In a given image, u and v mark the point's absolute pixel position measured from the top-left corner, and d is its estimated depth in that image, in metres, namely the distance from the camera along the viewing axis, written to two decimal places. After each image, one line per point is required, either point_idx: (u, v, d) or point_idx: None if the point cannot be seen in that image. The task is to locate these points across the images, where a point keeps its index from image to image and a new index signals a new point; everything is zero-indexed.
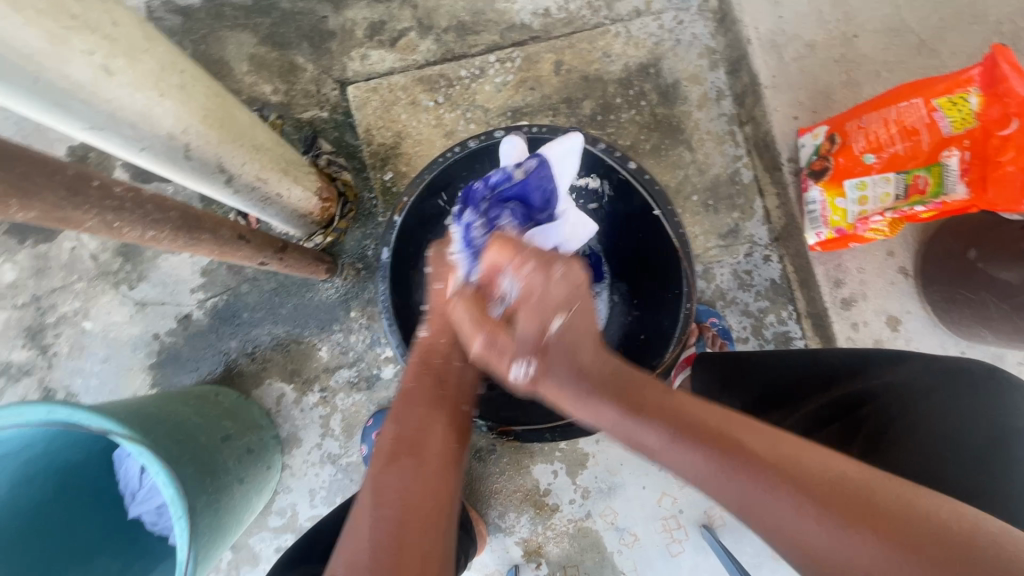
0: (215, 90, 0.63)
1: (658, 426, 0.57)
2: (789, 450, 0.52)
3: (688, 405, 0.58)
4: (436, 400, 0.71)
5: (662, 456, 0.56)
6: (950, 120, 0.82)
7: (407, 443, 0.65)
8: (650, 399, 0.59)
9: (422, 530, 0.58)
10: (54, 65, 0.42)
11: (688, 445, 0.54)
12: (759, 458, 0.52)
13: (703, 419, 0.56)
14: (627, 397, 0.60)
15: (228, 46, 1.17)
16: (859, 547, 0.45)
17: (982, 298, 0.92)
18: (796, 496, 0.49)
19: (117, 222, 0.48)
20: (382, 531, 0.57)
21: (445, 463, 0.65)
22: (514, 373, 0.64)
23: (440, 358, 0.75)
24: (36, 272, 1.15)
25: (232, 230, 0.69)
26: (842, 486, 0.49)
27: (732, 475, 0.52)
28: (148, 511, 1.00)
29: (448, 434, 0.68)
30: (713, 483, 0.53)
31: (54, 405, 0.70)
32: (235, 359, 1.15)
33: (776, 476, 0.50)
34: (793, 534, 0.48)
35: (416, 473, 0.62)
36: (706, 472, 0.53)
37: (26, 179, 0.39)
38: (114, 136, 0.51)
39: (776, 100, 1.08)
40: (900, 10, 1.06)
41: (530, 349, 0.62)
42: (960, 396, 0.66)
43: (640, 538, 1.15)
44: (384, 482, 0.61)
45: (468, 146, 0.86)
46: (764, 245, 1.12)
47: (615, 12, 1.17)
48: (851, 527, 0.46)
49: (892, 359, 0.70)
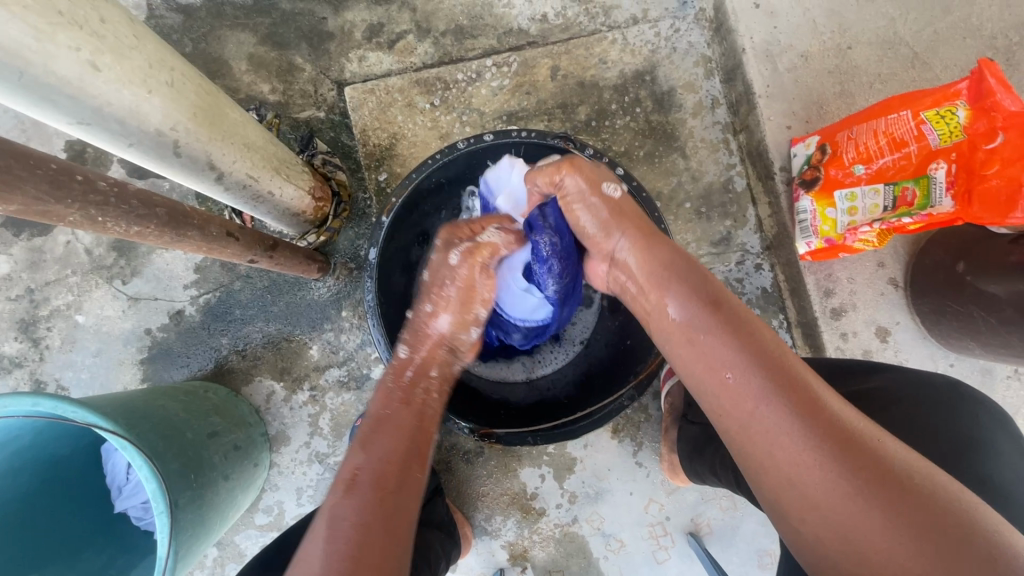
0: (206, 87, 0.64)
1: (709, 314, 0.60)
2: (822, 385, 0.56)
3: (747, 311, 0.61)
4: (402, 430, 0.70)
5: (703, 333, 0.60)
6: (938, 133, 0.82)
7: (369, 472, 0.64)
8: (717, 289, 0.62)
9: (376, 564, 0.57)
10: (41, 60, 0.43)
11: (732, 337, 0.58)
12: (794, 375, 0.55)
13: (760, 328, 0.59)
14: (693, 279, 0.64)
15: (227, 45, 1.18)
16: (836, 469, 0.50)
17: (969, 311, 0.92)
18: (812, 420, 0.52)
19: (102, 217, 0.49)
20: (335, 565, 0.55)
21: (405, 495, 0.64)
22: (607, 188, 0.77)
23: (411, 390, 0.75)
24: (31, 265, 1.16)
25: (222, 227, 0.70)
26: (853, 425, 0.52)
27: (761, 376, 0.55)
28: (135, 505, 1.00)
29: (413, 465, 0.67)
30: (735, 372, 0.56)
31: (40, 397, 0.70)
32: (226, 356, 1.15)
33: (801, 395, 0.54)
34: (779, 442, 0.52)
35: (375, 505, 0.61)
36: (735, 361, 0.57)
37: (7, 172, 0.39)
38: (101, 131, 0.52)
39: (770, 109, 1.08)
40: (894, 22, 1.06)
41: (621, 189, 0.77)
42: (938, 402, 0.68)
43: (626, 544, 1.15)
44: (340, 514, 0.60)
45: (458, 149, 0.88)
46: (755, 253, 1.13)
47: (612, 19, 1.18)
48: (851, 464, 0.50)
49: (865, 370, 0.75)
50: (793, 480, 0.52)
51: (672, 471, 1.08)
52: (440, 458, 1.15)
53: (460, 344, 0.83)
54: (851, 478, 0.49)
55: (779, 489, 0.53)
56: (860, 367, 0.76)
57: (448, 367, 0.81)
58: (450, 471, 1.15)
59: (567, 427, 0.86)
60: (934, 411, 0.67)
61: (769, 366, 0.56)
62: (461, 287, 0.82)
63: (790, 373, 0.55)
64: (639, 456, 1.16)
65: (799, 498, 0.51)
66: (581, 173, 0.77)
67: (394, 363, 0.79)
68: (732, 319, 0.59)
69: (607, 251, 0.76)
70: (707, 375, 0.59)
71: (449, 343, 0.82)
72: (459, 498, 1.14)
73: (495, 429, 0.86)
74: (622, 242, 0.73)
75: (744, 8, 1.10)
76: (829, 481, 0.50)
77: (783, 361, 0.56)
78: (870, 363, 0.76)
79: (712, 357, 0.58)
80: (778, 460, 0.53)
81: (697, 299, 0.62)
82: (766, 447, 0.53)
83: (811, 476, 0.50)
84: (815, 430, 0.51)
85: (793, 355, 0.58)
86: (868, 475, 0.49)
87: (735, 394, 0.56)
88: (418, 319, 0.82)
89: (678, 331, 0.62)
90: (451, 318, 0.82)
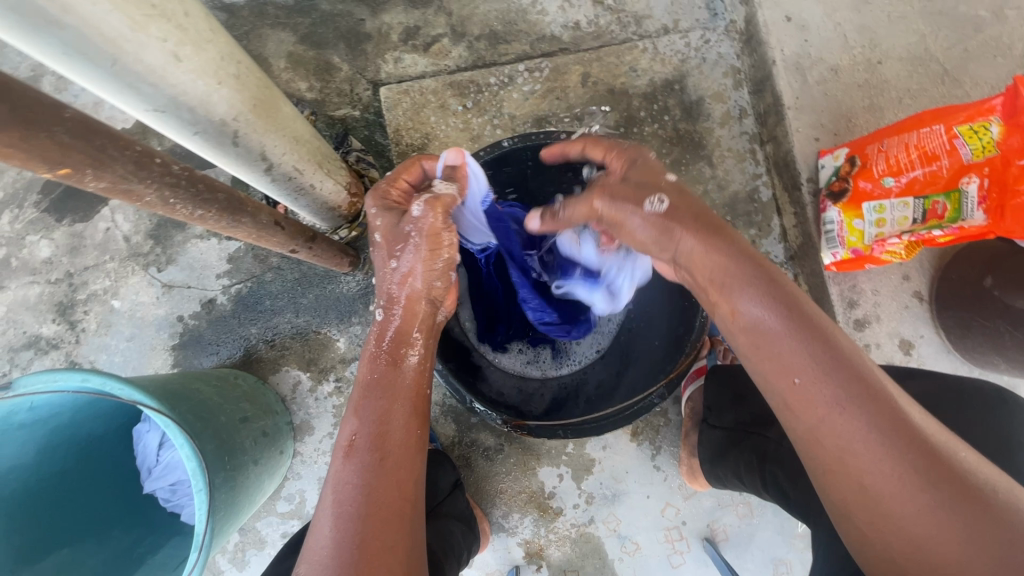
0: (265, 82, 0.66)
1: (777, 312, 0.60)
2: (896, 392, 0.57)
3: (819, 315, 0.61)
4: (394, 390, 0.68)
5: (771, 334, 0.60)
6: (971, 148, 0.84)
7: (366, 438, 0.64)
8: (788, 290, 0.62)
9: (385, 520, 0.60)
10: (133, 49, 0.46)
11: (801, 338, 0.58)
12: (872, 383, 0.56)
13: (827, 327, 0.60)
14: (762, 274, 0.63)
15: (268, 43, 1.21)
16: (912, 478, 0.51)
17: (997, 325, 0.93)
18: (882, 426, 0.53)
19: (173, 199, 0.52)
20: (344, 526, 0.59)
21: (403, 453, 0.65)
22: (649, 205, 0.70)
23: (394, 346, 0.72)
24: (71, 250, 1.19)
25: (270, 216, 0.73)
26: (929, 436, 0.54)
27: (831, 379, 0.56)
28: (162, 487, 1.01)
29: (409, 423, 0.67)
30: (805, 377, 0.57)
31: (89, 374, 0.73)
32: (255, 345, 1.18)
33: (873, 400, 0.55)
34: (851, 447, 0.54)
35: (375, 467, 0.62)
36: (811, 367, 0.57)
37: (103, 152, 0.43)
38: (171, 119, 0.55)
39: (799, 121, 1.09)
40: (925, 39, 1.08)
41: (668, 199, 0.70)
42: (974, 407, 0.73)
43: (642, 546, 1.16)
44: (342, 480, 0.62)
45: (503, 145, 0.92)
46: (779, 263, 1.14)
47: (643, 28, 1.20)
48: (920, 469, 0.51)
49: (902, 376, 0.81)
50: (866, 485, 0.53)
51: (691, 475, 1.09)
52: (460, 454, 1.17)
53: (439, 295, 0.76)
54: (926, 488, 0.51)
55: (850, 493, 0.55)
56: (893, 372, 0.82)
57: (432, 318, 0.76)
58: (469, 466, 1.17)
59: (596, 423, 0.90)
60: (968, 413, 0.73)
61: (840, 371, 0.56)
62: (425, 237, 0.72)
63: (861, 378, 0.56)
64: (657, 459, 1.17)
65: (871, 502, 0.53)
66: (616, 199, 0.72)
67: (373, 328, 0.73)
68: (805, 322, 0.59)
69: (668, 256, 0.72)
70: (776, 376, 0.60)
71: (431, 300, 0.75)
72: (478, 494, 1.16)
73: (528, 421, 0.91)
74: (690, 243, 0.68)
75: (776, 21, 1.11)
76: (904, 489, 0.51)
77: (860, 369, 0.57)
78: (906, 369, 0.82)
79: (787, 361, 0.58)
80: (851, 465, 0.54)
81: (770, 299, 0.61)
82: (840, 452, 0.55)
83: (885, 482, 0.52)
84: (893, 439, 0.53)
85: (867, 362, 0.58)
86: (944, 486, 0.50)
87: (806, 398, 0.57)
88: (384, 278, 0.74)
89: (753, 331, 0.62)
90: (427, 274, 0.73)
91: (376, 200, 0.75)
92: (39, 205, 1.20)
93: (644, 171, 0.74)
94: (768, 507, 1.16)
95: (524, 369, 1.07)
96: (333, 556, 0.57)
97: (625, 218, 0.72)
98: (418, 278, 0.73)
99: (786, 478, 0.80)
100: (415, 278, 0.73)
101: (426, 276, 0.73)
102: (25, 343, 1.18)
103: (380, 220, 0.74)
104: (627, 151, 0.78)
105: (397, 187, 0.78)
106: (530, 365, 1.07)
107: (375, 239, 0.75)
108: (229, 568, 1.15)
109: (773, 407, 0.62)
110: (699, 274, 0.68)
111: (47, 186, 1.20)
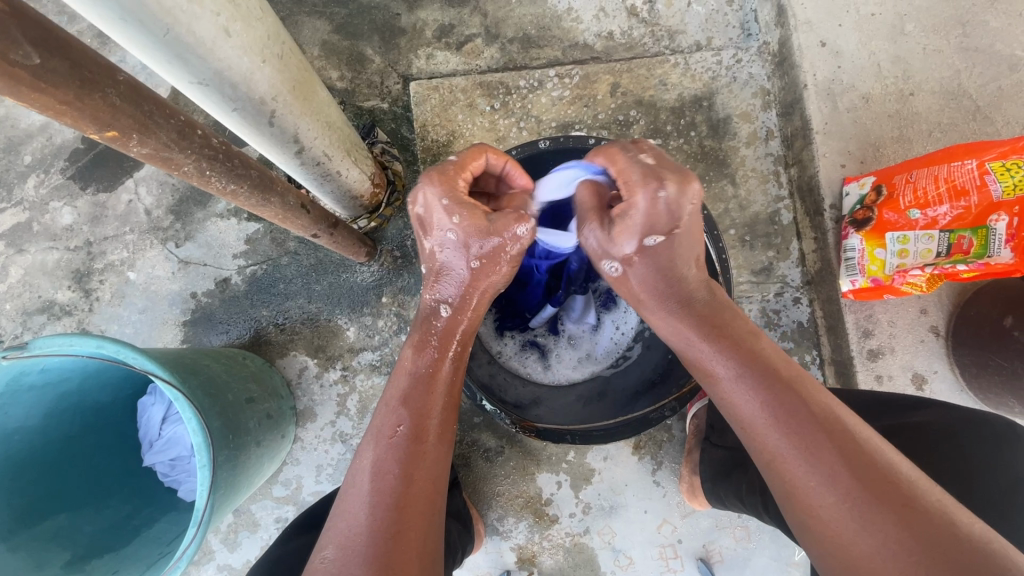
0: (303, 64, 0.68)
1: (727, 360, 0.64)
2: (857, 431, 0.56)
3: (778, 360, 0.63)
4: (435, 382, 0.70)
5: (722, 381, 0.64)
6: (1002, 185, 0.84)
7: (409, 427, 0.65)
8: (743, 340, 0.65)
9: (420, 512, 0.60)
10: (187, 20, 0.47)
11: (746, 384, 0.61)
12: (824, 424, 0.56)
13: (780, 371, 0.61)
14: (714, 323, 0.67)
15: (303, 31, 1.22)
16: (858, 517, 0.51)
17: (1013, 366, 0.93)
18: (825, 468, 0.54)
19: (209, 171, 0.56)
20: (381, 513, 0.59)
21: (440, 447, 0.66)
22: (605, 267, 0.74)
23: (436, 339, 0.73)
24: (93, 219, 1.20)
25: (296, 199, 0.76)
26: (887, 477, 0.52)
27: (777, 423, 0.58)
28: (162, 461, 1.01)
29: (443, 419, 0.68)
30: (753, 424, 0.60)
31: (104, 340, 0.73)
32: (265, 327, 1.18)
33: (818, 443, 0.55)
34: (798, 490, 0.55)
35: (415, 457, 0.63)
36: (755, 410, 0.60)
37: (150, 117, 0.46)
38: (213, 93, 0.56)
39: (826, 146, 1.09)
40: (959, 74, 1.07)
41: (623, 266, 0.72)
42: (987, 440, 0.72)
43: (635, 562, 1.15)
44: (384, 465, 0.62)
45: (537, 146, 0.91)
46: (795, 287, 1.14)
47: (676, 43, 1.20)
48: (868, 510, 0.51)
49: (910, 407, 0.78)
50: (816, 523, 0.54)
51: (691, 493, 1.08)
52: (460, 453, 1.16)
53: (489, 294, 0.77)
54: (872, 529, 0.50)
55: (804, 530, 0.56)
56: (903, 401, 0.80)
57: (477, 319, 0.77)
58: (468, 466, 1.16)
59: (604, 432, 0.92)
60: (980, 445, 0.72)
61: (786, 415, 0.58)
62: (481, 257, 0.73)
63: (812, 422, 0.57)
64: (657, 475, 1.15)
65: (825, 539, 0.53)
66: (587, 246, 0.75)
67: (422, 310, 0.75)
68: (756, 370, 0.62)
69: None
70: (733, 421, 0.63)
71: (483, 299, 0.77)
72: (474, 494, 1.15)
73: (536, 423, 0.92)
74: (643, 291, 0.71)
75: (810, 46, 1.11)
76: (852, 528, 0.51)
77: (811, 411, 0.58)
78: (916, 399, 0.79)
79: (736, 404, 0.62)
80: (802, 504, 0.55)
81: (721, 350, 0.65)
82: (789, 491, 0.56)
83: (830, 524, 0.53)
84: (838, 481, 0.53)
85: (825, 403, 0.59)
86: (893, 527, 0.49)
87: (760, 442, 0.59)
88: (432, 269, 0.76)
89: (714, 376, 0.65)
90: (490, 279, 0.75)
91: (446, 191, 0.73)
92: (65, 171, 1.21)
93: (635, 217, 0.69)
94: (766, 532, 1.14)
95: (513, 362, 1.05)
96: (368, 544, 0.57)
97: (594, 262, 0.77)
98: (484, 292, 0.76)
99: None
100: (484, 287, 0.76)
101: (489, 280, 0.75)
102: (39, 308, 1.19)
103: (457, 218, 0.72)
104: (631, 188, 0.69)
105: (465, 177, 0.75)
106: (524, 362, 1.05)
107: (440, 231, 0.73)
108: (221, 549, 1.15)
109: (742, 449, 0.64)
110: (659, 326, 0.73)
111: (75, 154, 1.21)
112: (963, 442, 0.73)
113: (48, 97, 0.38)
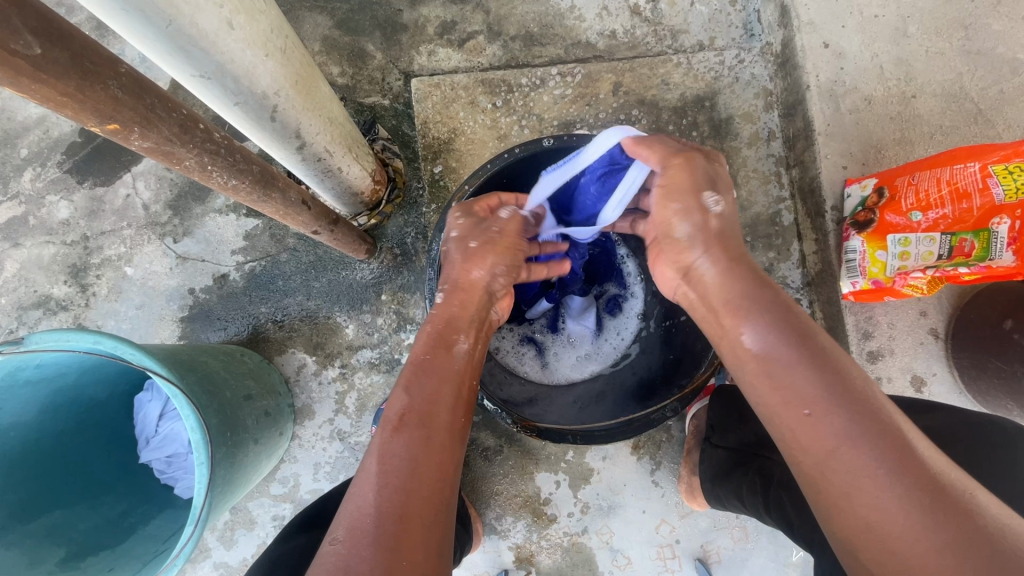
0: (306, 60, 0.68)
1: (785, 340, 0.60)
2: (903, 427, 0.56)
3: (830, 344, 0.61)
4: (442, 372, 0.70)
5: (779, 361, 0.60)
6: (1004, 188, 0.84)
7: (417, 414, 0.65)
8: (797, 321, 0.62)
9: (425, 496, 0.60)
10: (190, 12, 0.46)
11: (807, 366, 0.58)
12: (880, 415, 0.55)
13: (834, 355, 0.59)
14: (769, 302, 0.64)
15: (304, 26, 1.21)
16: (925, 510, 0.50)
17: (1013, 369, 0.93)
18: (888, 458, 0.52)
19: (211, 165, 0.56)
20: (389, 495, 0.58)
21: (448, 437, 0.65)
22: (709, 199, 0.71)
23: (443, 332, 0.74)
24: (89, 214, 1.19)
25: (298, 195, 0.75)
26: (938, 471, 0.52)
27: (841, 408, 0.55)
28: (159, 458, 1.00)
29: (455, 409, 0.68)
30: (815, 409, 0.56)
31: (102, 336, 0.72)
32: (263, 324, 1.17)
33: (878, 432, 0.54)
34: (860, 484, 0.52)
35: (424, 443, 0.63)
36: (818, 394, 0.57)
37: (153, 111, 0.46)
38: (216, 86, 0.55)
39: (828, 148, 1.08)
40: (961, 77, 1.07)
41: (721, 205, 0.72)
42: (991, 444, 0.72)
43: (633, 562, 1.15)
44: (390, 449, 0.61)
45: (541, 144, 0.89)
46: (795, 288, 1.15)
47: (679, 43, 1.20)
48: (932, 505, 0.50)
49: (925, 409, 0.80)
50: (876, 518, 0.51)
51: (690, 494, 1.08)
52: None
53: (496, 287, 0.81)
54: (940, 523, 0.49)
55: (858, 527, 0.53)
56: (919, 405, 0.81)
57: (483, 311, 0.79)
58: (467, 465, 1.16)
59: (606, 432, 0.89)
60: (983, 449, 0.72)
61: (849, 401, 0.55)
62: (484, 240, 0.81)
63: (873, 411, 0.55)
64: (656, 475, 1.15)
65: (879, 535, 0.51)
66: (688, 173, 0.73)
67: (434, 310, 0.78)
68: (815, 353, 0.59)
69: (682, 265, 0.72)
70: (784, 406, 0.58)
71: (488, 291, 0.80)
72: (472, 494, 1.15)
73: (536, 423, 0.90)
74: (706, 261, 0.70)
75: (813, 47, 1.10)
76: (916, 522, 0.49)
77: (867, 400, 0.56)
78: (926, 403, 0.81)
79: (792, 387, 0.58)
80: (861, 498, 0.52)
81: (781, 329, 0.61)
82: (847, 484, 0.53)
83: (893, 520, 0.50)
84: (902, 472, 0.51)
85: (878, 394, 0.58)
86: (958, 521, 0.49)
87: (817, 429, 0.56)
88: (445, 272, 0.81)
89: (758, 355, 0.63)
90: (490, 266, 0.80)
91: (461, 211, 0.84)
92: (62, 165, 1.19)
93: (720, 176, 0.75)
94: (764, 533, 1.14)
95: (510, 358, 1.05)
96: (377, 526, 0.56)
97: (678, 196, 0.72)
98: (478, 272, 0.79)
99: (791, 504, 0.79)
100: (484, 272, 0.79)
101: (484, 266, 0.79)
102: (34, 303, 1.18)
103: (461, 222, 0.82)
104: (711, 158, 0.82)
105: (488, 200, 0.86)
106: (521, 360, 1.06)
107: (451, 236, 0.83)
108: (217, 547, 1.14)
109: (780, 440, 0.60)
110: (709, 294, 0.69)
111: (72, 148, 1.20)
112: (963, 446, 0.73)
113: (49, 88, 0.37)
